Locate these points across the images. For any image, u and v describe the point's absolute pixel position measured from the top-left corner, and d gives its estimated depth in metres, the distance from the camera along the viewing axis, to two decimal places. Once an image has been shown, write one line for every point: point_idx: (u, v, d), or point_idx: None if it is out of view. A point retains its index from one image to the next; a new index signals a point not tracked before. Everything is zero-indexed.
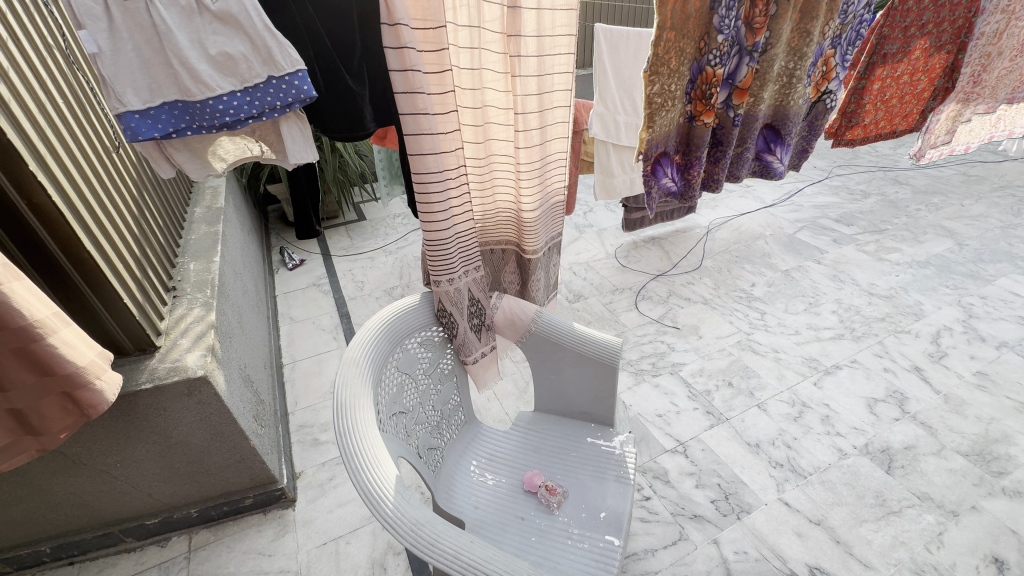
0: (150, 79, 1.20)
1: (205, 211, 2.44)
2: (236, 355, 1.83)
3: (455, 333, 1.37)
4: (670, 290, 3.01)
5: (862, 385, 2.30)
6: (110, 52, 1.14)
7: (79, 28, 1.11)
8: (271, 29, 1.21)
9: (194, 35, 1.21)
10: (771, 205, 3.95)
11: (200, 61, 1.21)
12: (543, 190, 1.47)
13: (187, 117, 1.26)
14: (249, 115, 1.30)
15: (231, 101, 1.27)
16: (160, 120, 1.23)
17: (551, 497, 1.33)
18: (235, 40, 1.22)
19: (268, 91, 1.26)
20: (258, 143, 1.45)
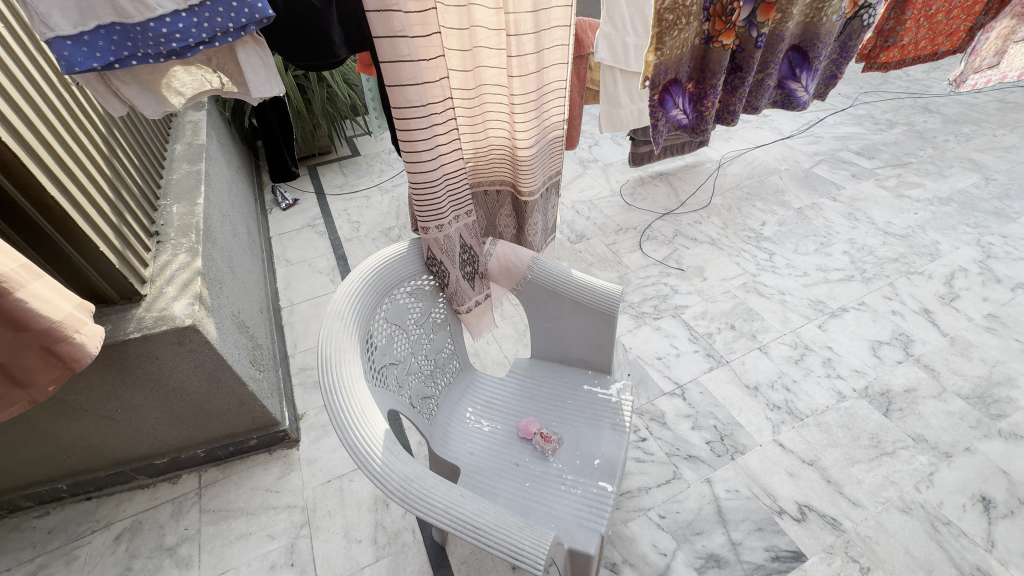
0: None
1: (185, 148, 2.31)
2: (228, 302, 1.80)
3: (447, 282, 1.31)
4: (676, 230, 2.90)
5: (867, 328, 2.26)
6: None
7: None
8: None
9: None
10: (788, 137, 3.72)
11: None
12: (540, 125, 1.34)
13: (129, 43, 1.06)
14: (199, 41, 1.10)
15: (176, 24, 1.06)
16: (98, 48, 1.02)
17: (546, 444, 1.33)
18: None
19: (217, 10, 1.07)
20: (216, 72, 1.26)
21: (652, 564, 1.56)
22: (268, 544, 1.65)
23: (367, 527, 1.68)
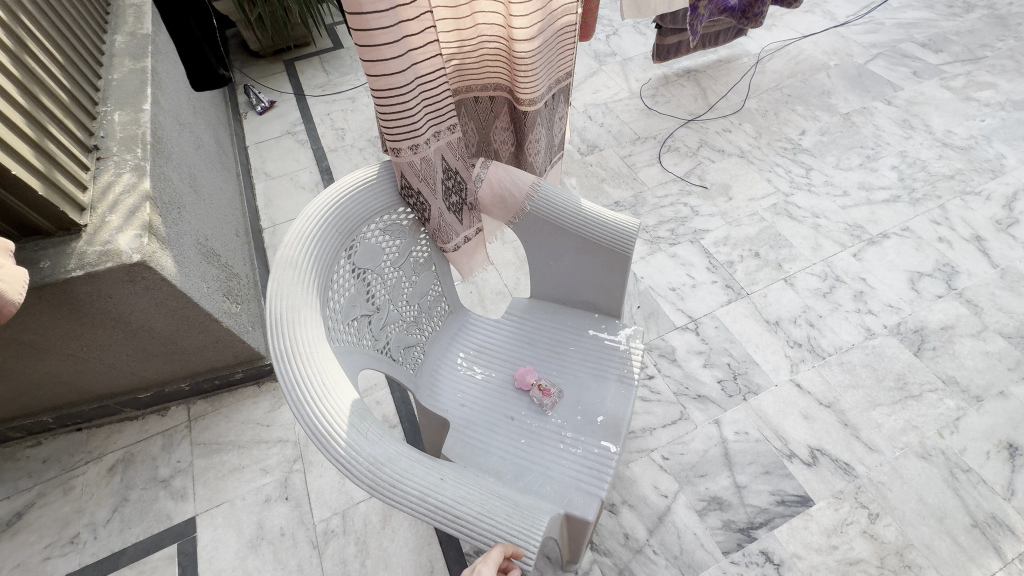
0: None
1: (126, 39, 1.94)
2: (190, 229, 1.59)
3: (428, 215, 1.09)
4: (701, 139, 2.55)
5: (908, 257, 2.03)
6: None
7: None
8: None
9: None
10: (843, 24, 3.15)
11: None
12: (545, 7, 1.02)
13: None
14: None
15: None
16: None
17: (544, 397, 1.19)
18: None
19: None
20: None
21: (652, 506, 1.51)
22: (262, 478, 1.63)
23: None
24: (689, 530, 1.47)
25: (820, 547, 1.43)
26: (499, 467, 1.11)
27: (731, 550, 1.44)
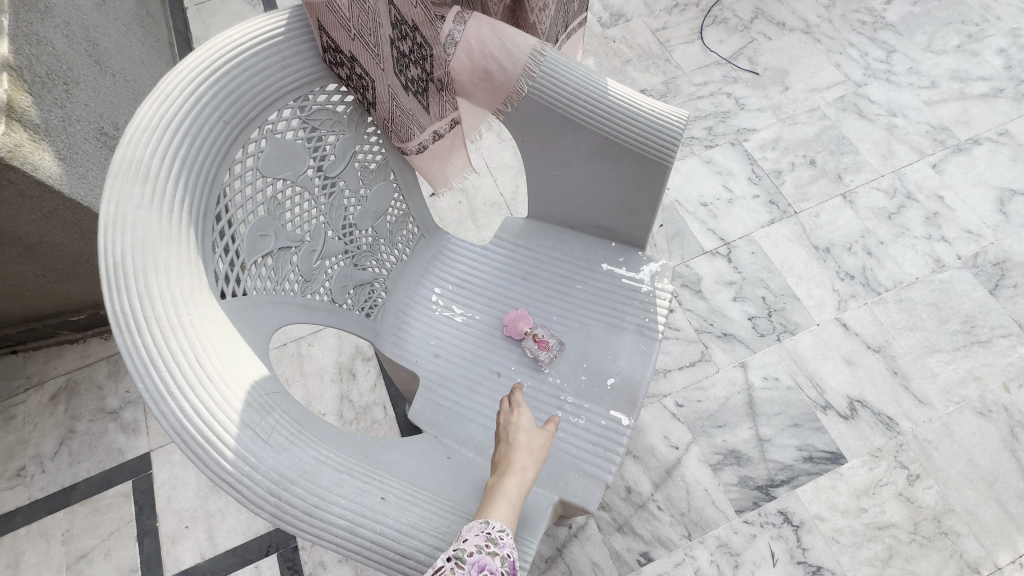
0: None
1: None
2: (89, 113, 1.22)
3: (373, 94, 0.75)
4: (757, 7, 2.00)
5: (1001, 170, 1.63)
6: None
7: None
8: None
9: None
10: None
11: None
12: None
13: None
14: None
15: None
16: None
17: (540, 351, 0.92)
18: None
19: None
20: None
21: (660, 458, 1.33)
22: None
23: (331, 399, 1.44)
24: (700, 485, 1.30)
25: (847, 509, 1.26)
26: (478, 439, 0.88)
27: (746, 509, 1.27)
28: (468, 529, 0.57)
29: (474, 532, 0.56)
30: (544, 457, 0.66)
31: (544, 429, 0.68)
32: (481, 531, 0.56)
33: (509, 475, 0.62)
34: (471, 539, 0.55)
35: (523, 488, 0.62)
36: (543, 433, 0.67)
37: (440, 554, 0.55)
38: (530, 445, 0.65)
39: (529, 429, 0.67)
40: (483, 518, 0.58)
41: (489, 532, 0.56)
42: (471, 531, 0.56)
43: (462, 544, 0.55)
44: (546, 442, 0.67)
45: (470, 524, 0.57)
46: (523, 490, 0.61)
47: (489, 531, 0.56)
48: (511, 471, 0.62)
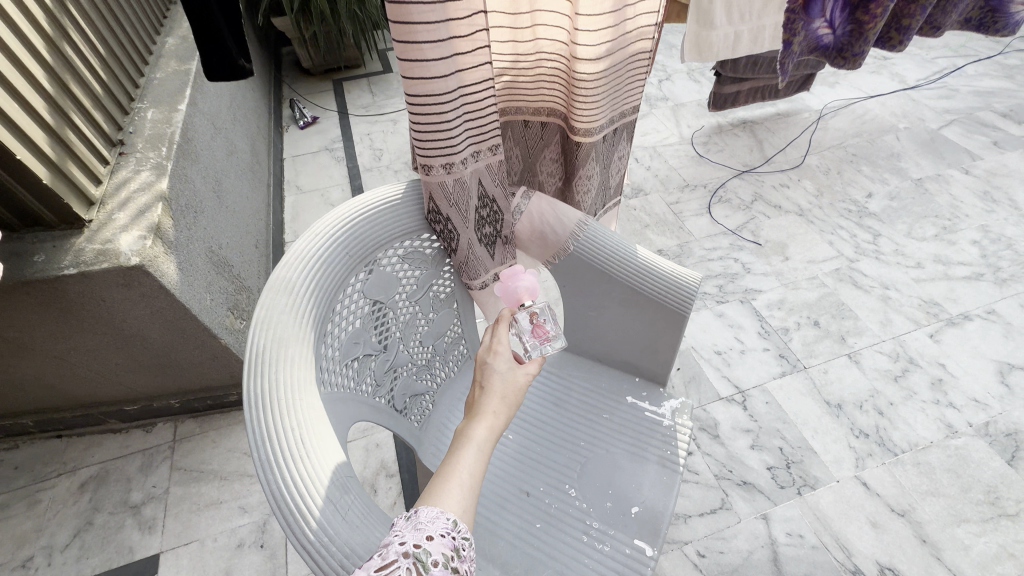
0: None
1: (177, 42, 1.92)
2: (205, 235, 1.50)
3: (456, 247, 0.95)
4: (756, 192, 2.38)
5: (995, 345, 1.77)
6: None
7: None
8: None
9: None
10: (912, 87, 3.01)
11: None
12: (619, 25, 0.96)
13: None
14: None
15: None
16: None
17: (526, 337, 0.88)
18: None
19: None
20: None
21: None
22: (239, 518, 1.45)
23: None
24: None
25: None
26: (505, 557, 0.90)
27: None
28: (429, 514, 0.59)
29: (438, 526, 0.58)
30: (517, 402, 0.74)
31: (515, 377, 0.75)
32: (445, 528, 0.58)
33: (477, 422, 0.68)
34: (435, 543, 0.57)
35: (491, 438, 0.68)
36: (512, 382, 0.75)
37: (397, 543, 0.56)
38: (501, 394, 0.73)
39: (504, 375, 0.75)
40: (445, 506, 0.60)
41: (453, 536, 0.58)
42: (433, 522, 0.58)
43: (426, 544, 0.56)
44: (521, 388, 0.75)
45: (434, 509, 0.59)
46: (489, 438, 0.68)
47: (455, 536, 0.58)
48: (480, 424, 0.68)
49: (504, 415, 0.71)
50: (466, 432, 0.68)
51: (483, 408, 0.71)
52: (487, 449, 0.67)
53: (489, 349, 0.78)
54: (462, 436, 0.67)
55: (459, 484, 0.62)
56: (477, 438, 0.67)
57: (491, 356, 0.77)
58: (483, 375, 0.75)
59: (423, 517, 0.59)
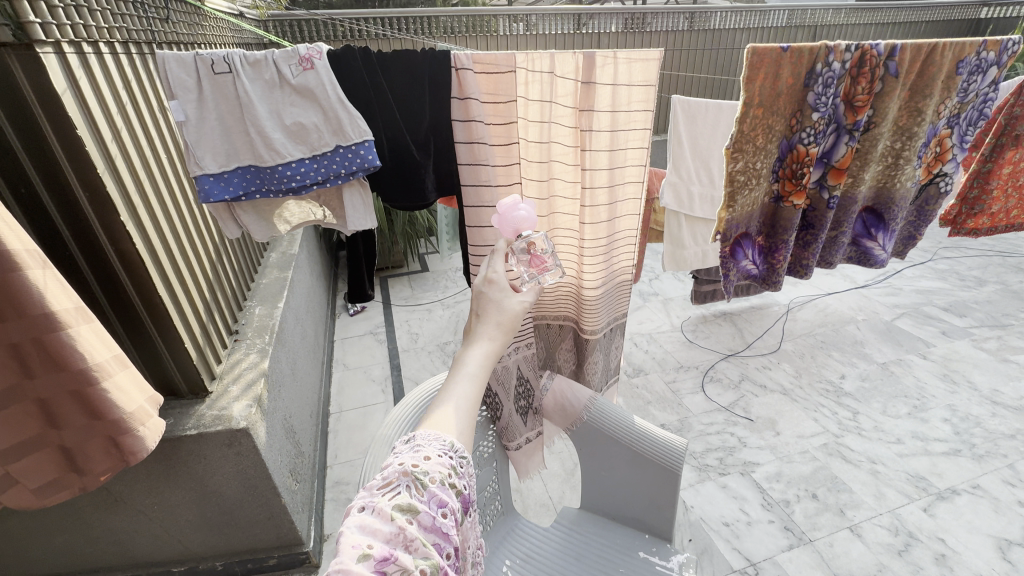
0: (228, 146, 0.98)
1: (280, 255, 2.55)
2: (284, 406, 1.82)
3: (501, 415, 1.31)
4: (742, 374, 2.73)
5: (988, 519, 1.87)
6: (195, 121, 0.94)
7: (168, 96, 0.91)
8: (346, 99, 0.98)
9: (274, 104, 0.98)
10: (863, 286, 3.61)
11: (275, 129, 0.98)
12: (608, 268, 1.52)
13: (259, 181, 1.02)
14: (316, 182, 1.03)
15: (299, 167, 1.01)
16: (232, 184, 0.99)
17: (525, 263, 1.09)
18: (310, 110, 0.99)
19: (334, 159, 1.01)
20: (320, 206, 1.17)
21: None
22: None
23: None
24: None
25: None
26: None
27: None
28: (427, 437, 0.63)
29: (435, 447, 0.62)
30: (512, 331, 0.75)
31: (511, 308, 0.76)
32: (442, 449, 0.62)
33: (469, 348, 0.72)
34: (432, 464, 0.60)
35: (486, 365, 0.71)
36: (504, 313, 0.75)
37: (397, 464, 0.60)
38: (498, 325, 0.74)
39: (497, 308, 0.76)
40: (443, 431, 0.64)
41: (450, 457, 0.62)
42: (431, 444, 0.62)
43: (424, 464, 0.60)
44: (517, 316, 0.76)
45: (433, 431, 0.64)
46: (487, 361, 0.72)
47: (451, 456, 0.63)
48: (474, 350, 0.71)
49: (499, 340, 0.73)
50: (460, 365, 0.70)
51: (478, 334, 0.73)
52: (482, 375, 0.70)
53: (484, 279, 0.78)
54: (457, 372, 0.69)
55: (455, 410, 0.66)
56: (472, 371, 0.70)
57: (487, 284, 0.77)
58: (480, 301, 0.76)
59: (421, 440, 0.63)
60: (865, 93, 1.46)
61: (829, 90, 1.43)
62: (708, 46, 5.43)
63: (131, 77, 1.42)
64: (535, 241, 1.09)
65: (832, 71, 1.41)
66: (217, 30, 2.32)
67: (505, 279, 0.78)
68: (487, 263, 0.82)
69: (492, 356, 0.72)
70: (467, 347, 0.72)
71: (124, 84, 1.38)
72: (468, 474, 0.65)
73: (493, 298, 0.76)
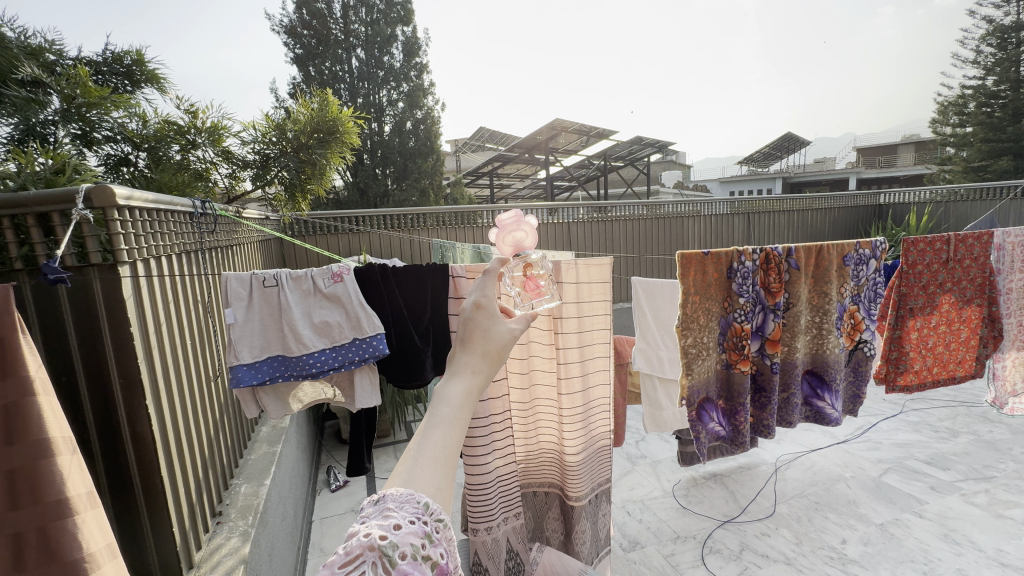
0: (263, 339, 1.55)
1: (271, 428, 2.60)
2: None
3: None
4: (742, 542, 2.61)
5: None
6: (241, 321, 1.52)
7: (227, 306, 1.52)
8: (364, 306, 1.59)
9: (306, 309, 1.59)
10: (843, 441, 3.69)
11: (305, 327, 1.57)
12: (587, 433, 1.66)
13: (283, 368, 1.56)
14: (332, 367, 1.57)
15: (320, 356, 1.56)
16: (261, 370, 1.53)
17: (518, 284, 1.06)
18: (334, 311, 1.60)
19: (351, 348, 1.57)
20: (331, 386, 1.69)
21: None
22: None
23: None
24: None
25: None
26: None
27: None
28: (399, 497, 0.49)
29: (407, 512, 0.48)
30: (501, 363, 0.65)
31: (503, 337, 0.66)
32: (415, 514, 0.48)
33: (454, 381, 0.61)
34: (403, 533, 0.46)
35: (468, 402, 0.59)
36: (497, 344, 0.65)
37: (362, 534, 0.45)
38: (488, 353, 0.64)
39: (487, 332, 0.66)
40: (417, 487, 0.50)
41: (424, 522, 0.47)
42: (403, 507, 0.48)
43: (392, 537, 0.45)
44: (507, 345, 0.66)
45: (404, 490, 0.49)
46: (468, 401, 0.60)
47: (426, 521, 0.48)
48: (456, 384, 0.60)
49: (484, 374, 0.63)
50: (436, 404, 0.58)
51: (460, 366, 0.63)
52: (462, 418, 0.57)
53: (472, 305, 0.67)
54: (431, 415, 0.56)
55: (431, 462, 0.52)
56: (449, 412, 0.57)
57: (475, 311, 0.67)
58: (467, 330, 0.66)
59: (393, 500, 0.49)
60: (777, 281, 1.94)
61: (747, 277, 1.92)
62: (661, 230, 6.40)
63: (180, 280, 1.71)
64: (531, 265, 1.06)
65: (745, 267, 1.92)
66: (247, 234, 2.76)
67: (496, 304, 0.68)
68: (477, 284, 0.70)
69: (475, 391, 0.61)
70: (447, 381, 0.61)
71: (173, 287, 1.66)
72: (450, 545, 0.49)
73: (480, 328, 0.66)
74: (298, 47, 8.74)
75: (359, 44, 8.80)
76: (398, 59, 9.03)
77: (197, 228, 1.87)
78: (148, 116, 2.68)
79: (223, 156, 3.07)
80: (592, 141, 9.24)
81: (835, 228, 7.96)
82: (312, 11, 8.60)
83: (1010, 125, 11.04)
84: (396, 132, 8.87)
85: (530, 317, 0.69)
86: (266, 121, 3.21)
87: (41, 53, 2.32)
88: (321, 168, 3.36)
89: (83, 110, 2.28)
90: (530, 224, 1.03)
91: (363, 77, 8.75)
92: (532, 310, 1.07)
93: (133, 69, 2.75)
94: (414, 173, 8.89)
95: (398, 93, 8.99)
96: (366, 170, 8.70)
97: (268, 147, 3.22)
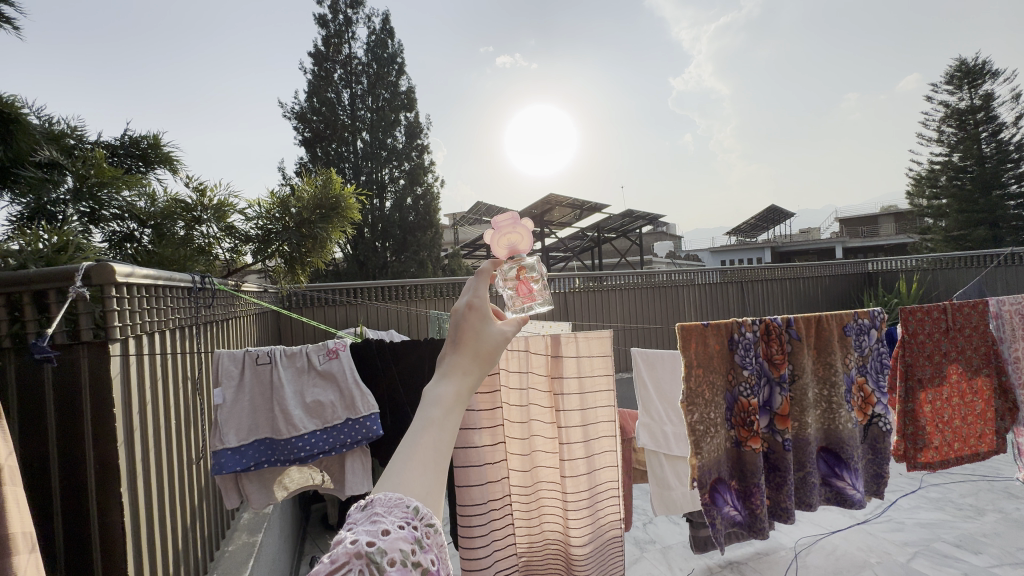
0: (252, 422, 1.49)
1: (252, 515, 2.43)
2: None
3: None
4: None
5: None
6: (230, 401, 1.47)
7: (216, 386, 1.47)
8: (359, 385, 1.56)
9: (300, 388, 1.55)
10: (864, 521, 3.47)
11: (297, 407, 1.51)
12: (593, 521, 1.56)
13: (270, 452, 1.48)
14: (321, 450, 1.50)
15: (311, 439, 1.49)
16: (246, 454, 1.45)
17: (510, 287, 0.96)
18: (328, 390, 1.56)
19: (343, 429, 1.52)
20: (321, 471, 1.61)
21: None
22: None
23: None
24: None
25: None
26: None
27: None
28: (387, 501, 0.44)
29: (396, 517, 0.42)
30: (494, 364, 0.57)
31: (498, 339, 0.57)
32: (404, 519, 0.42)
33: (443, 385, 0.53)
34: (390, 538, 0.40)
35: (455, 408, 0.52)
36: (493, 347, 0.57)
37: (347, 542, 0.40)
38: (478, 351, 0.56)
39: (478, 335, 0.57)
40: (405, 492, 0.45)
41: (414, 527, 0.42)
42: (391, 511, 0.43)
43: (381, 542, 0.40)
44: (500, 348, 0.57)
45: (393, 494, 0.44)
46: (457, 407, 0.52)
47: (416, 527, 0.43)
48: (443, 388, 0.52)
49: (475, 378, 0.55)
50: (423, 406, 0.51)
51: (449, 368, 0.54)
52: (453, 421, 0.50)
53: (464, 305, 0.58)
54: (419, 418, 0.50)
55: (421, 466, 0.47)
56: (439, 414, 0.50)
57: (467, 312, 0.57)
58: (456, 329, 0.57)
59: (381, 502, 0.44)
60: (779, 352, 1.93)
61: (747, 346, 1.92)
62: (657, 300, 6.47)
63: (170, 356, 1.68)
64: (525, 267, 0.96)
65: (745, 339, 1.93)
66: (243, 307, 2.75)
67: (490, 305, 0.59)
68: (470, 280, 0.61)
69: (466, 395, 0.54)
70: (435, 383, 0.53)
71: (162, 363, 1.62)
72: (442, 552, 0.43)
73: (472, 327, 0.57)
74: (307, 131, 9.28)
75: (365, 127, 9.39)
76: (401, 141, 9.60)
77: (193, 303, 1.86)
78: (157, 195, 2.78)
79: (226, 232, 3.11)
80: (586, 215, 9.61)
81: (829, 296, 8.08)
82: (323, 99, 9.25)
83: (981, 198, 11.62)
84: (397, 207, 9.20)
85: (524, 319, 0.61)
86: (270, 199, 3.34)
87: (62, 137, 2.46)
88: (323, 242, 3.42)
89: (95, 189, 2.39)
90: (527, 224, 0.92)
91: (367, 157, 9.23)
92: (523, 316, 0.96)
93: (148, 151, 2.89)
94: (413, 246, 9.12)
95: (400, 171, 9.44)
96: (366, 243, 8.93)
97: (271, 223, 3.31)
